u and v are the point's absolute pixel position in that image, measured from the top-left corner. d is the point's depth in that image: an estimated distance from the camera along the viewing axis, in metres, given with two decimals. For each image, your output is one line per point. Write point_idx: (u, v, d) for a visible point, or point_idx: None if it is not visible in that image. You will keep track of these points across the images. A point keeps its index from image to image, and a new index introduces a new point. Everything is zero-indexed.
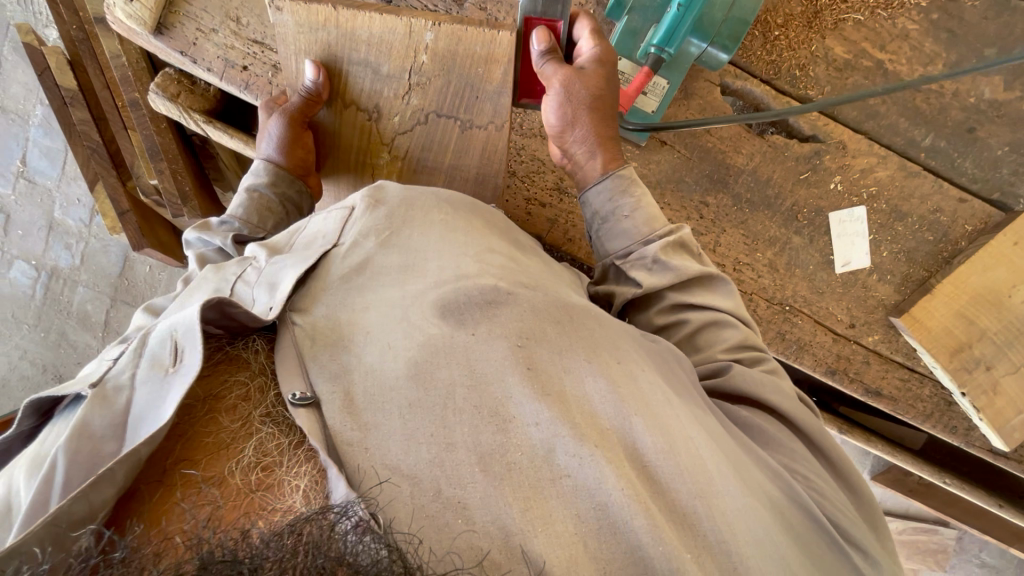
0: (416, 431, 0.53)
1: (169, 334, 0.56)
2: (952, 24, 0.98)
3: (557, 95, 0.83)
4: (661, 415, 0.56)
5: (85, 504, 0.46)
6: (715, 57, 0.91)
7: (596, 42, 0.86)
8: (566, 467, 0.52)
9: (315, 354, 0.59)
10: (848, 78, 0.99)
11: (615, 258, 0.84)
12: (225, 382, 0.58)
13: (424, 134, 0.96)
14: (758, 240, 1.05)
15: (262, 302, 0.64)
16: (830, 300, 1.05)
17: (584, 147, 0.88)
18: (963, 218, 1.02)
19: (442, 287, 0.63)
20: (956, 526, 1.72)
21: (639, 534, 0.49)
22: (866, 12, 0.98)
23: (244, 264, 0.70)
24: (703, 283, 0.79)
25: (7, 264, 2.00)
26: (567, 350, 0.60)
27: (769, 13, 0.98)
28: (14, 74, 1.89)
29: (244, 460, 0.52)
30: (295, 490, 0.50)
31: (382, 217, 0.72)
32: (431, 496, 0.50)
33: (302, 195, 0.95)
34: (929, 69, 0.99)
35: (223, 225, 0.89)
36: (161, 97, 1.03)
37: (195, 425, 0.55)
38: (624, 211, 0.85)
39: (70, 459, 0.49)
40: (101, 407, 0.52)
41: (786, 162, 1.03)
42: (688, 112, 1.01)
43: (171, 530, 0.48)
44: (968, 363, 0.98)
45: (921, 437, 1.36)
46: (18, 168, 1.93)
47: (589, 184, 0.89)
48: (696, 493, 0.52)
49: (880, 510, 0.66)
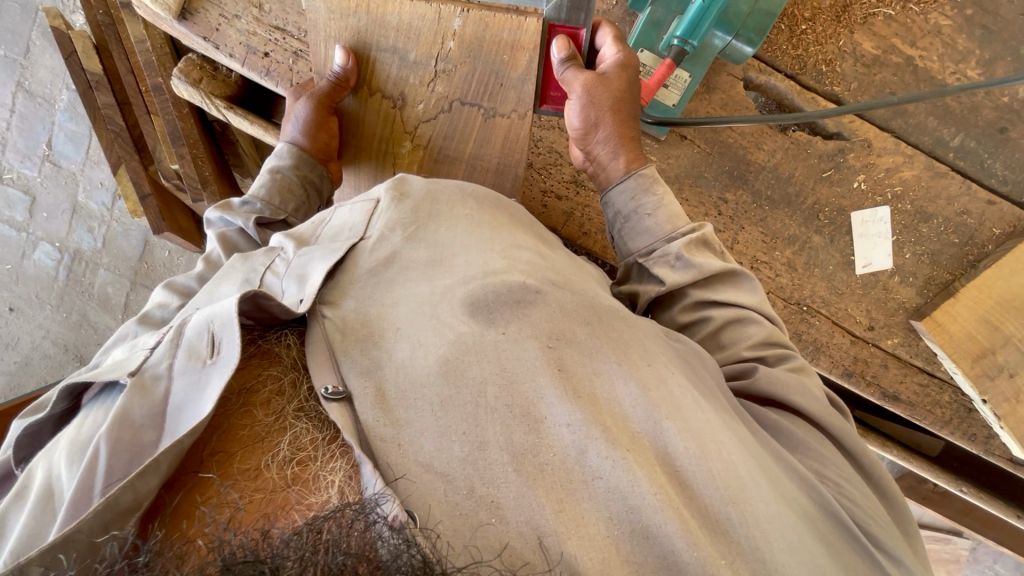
0: (448, 428, 0.54)
1: (207, 326, 0.57)
2: (987, 20, 0.95)
3: (579, 99, 0.84)
4: (693, 419, 0.56)
5: (131, 494, 0.46)
6: (740, 51, 0.90)
7: (619, 50, 0.86)
8: (597, 469, 0.52)
9: (346, 349, 0.60)
10: (877, 74, 0.97)
11: (638, 256, 0.83)
12: (258, 375, 0.59)
13: (444, 125, 0.95)
14: (777, 239, 1.03)
15: (292, 293, 0.64)
16: (849, 301, 1.03)
17: (608, 147, 0.87)
18: (991, 221, 0.99)
19: (471, 284, 0.64)
20: (970, 536, 1.69)
21: (672, 539, 0.49)
22: (898, 6, 0.95)
23: (272, 255, 0.71)
24: (726, 279, 0.78)
25: (32, 246, 2.05)
26: (596, 352, 0.59)
27: (796, 6, 0.95)
28: (41, 59, 1.92)
29: (280, 455, 0.53)
30: (330, 485, 0.51)
31: (408, 210, 0.72)
32: (465, 494, 0.50)
33: (324, 180, 0.96)
34: (961, 67, 0.96)
35: (245, 205, 0.90)
36: (184, 82, 1.05)
37: (231, 418, 0.55)
38: (647, 209, 0.85)
39: (112, 448, 0.50)
40: (141, 396, 0.53)
41: (808, 160, 1.01)
42: (709, 107, 1.00)
43: (194, 532, 0.48)
44: (990, 370, 0.95)
45: (939, 443, 1.32)
46: (44, 152, 1.97)
47: (610, 184, 0.89)
48: (728, 499, 0.51)
49: (911, 519, 0.65)
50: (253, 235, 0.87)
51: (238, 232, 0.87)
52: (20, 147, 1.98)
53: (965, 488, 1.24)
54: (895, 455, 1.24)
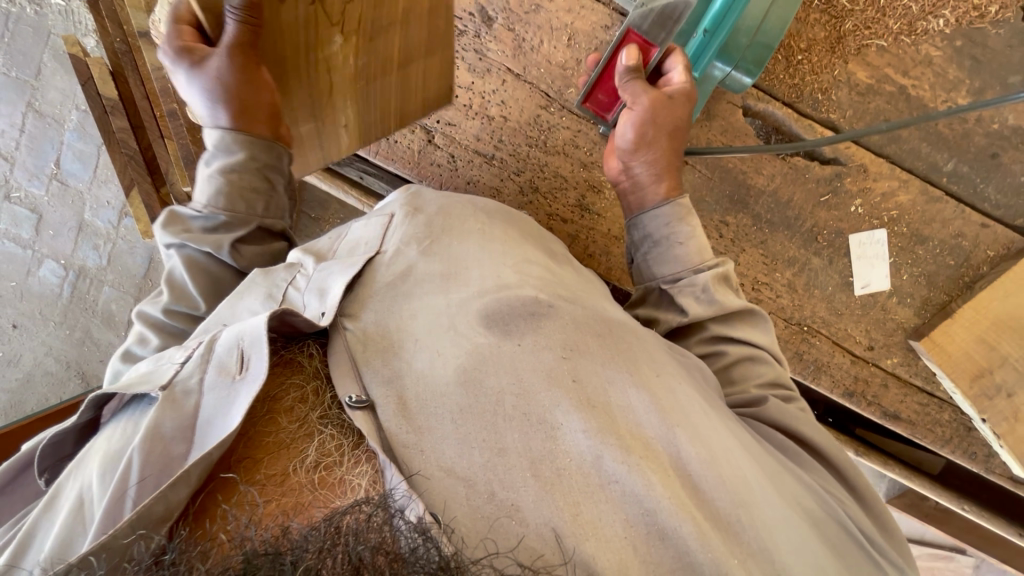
0: (469, 435, 0.55)
1: (236, 343, 0.58)
2: (976, 51, 0.98)
3: (635, 116, 0.85)
4: (701, 428, 0.57)
5: (164, 503, 0.47)
6: (739, 81, 0.92)
7: (686, 79, 0.85)
8: (614, 474, 0.53)
9: (367, 359, 0.61)
10: (870, 103, 1.00)
11: (662, 284, 0.85)
12: (282, 383, 0.60)
13: (444, 112, 1.07)
14: (777, 261, 1.05)
15: (313, 307, 0.66)
16: (849, 321, 1.05)
17: (649, 171, 0.88)
18: (986, 243, 1.02)
19: (486, 296, 0.65)
20: (973, 554, 1.69)
21: (687, 540, 0.50)
22: (890, 37, 0.98)
23: (292, 270, 0.73)
24: (744, 318, 0.80)
25: (38, 263, 2.06)
26: (608, 364, 0.60)
27: (793, 37, 0.99)
28: (52, 81, 1.96)
29: (307, 459, 0.53)
30: (357, 488, 0.52)
31: (422, 225, 0.74)
32: (486, 499, 0.52)
33: (284, 158, 0.87)
34: (952, 96, 0.99)
35: (200, 220, 0.82)
36: None
37: (256, 425, 0.56)
38: (678, 237, 0.85)
39: (143, 459, 0.51)
40: (172, 410, 0.55)
41: (807, 184, 1.03)
42: (709, 134, 1.03)
43: (215, 530, 0.49)
44: (988, 389, 0.98)
45: (939, 461, 1.33)
46: (52, 171, 2.00)
47: (643, 209, 0.89)
48: (738, 502, 0.53)
49: (904, 536, 0.67)
50: (230, 262, 0.81)
51: (209, 258, 0.80)
52: (29, 166, 2.01)
53: (967, 506, 1.25)
54: (897, 472, 1.27)
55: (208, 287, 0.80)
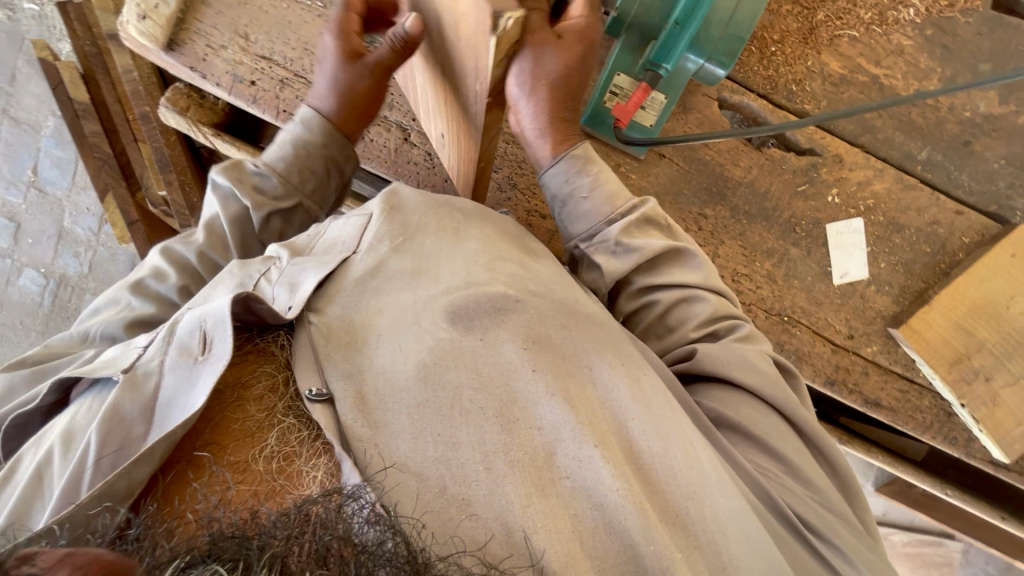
0: (424, 430, 0.55)
1: (198, 325, 0.57)
2: (947, 40, 1.00)
3: (526, 58, 0.72)
4: (661, 417, 0.57)
5: (127, 481, 0.49)
6: (713, 73, 0.92)
7: (583, 17, 0.78)
8: (567, 468, 0.54)
9: (329, 355, 0.61)
10: (845, 93, 1.00)
11: (579, 242, 0.81)
12: (253, 371, 0.60)
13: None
14: (756, 252, 1.05)
15: (281, 300, 0.64)
16: (828, 310, 1.06)
17: (536, 125, 0.81)
18: (961, 230, 1.03)
19: (453, 293, 0.64)
20: (961, 539, 1.72)
21: (631, 532, 0.51)
22: (861, 28, 1.00)
23: (268, 263, 0.70)
24: (668, 258, 0.78)
25: (16, 272, 2.03)
26: (571, 353, 0.61)
27: (766, 29, 1.00)
28: (27, 86, 1.92)
29: (267, 449, 0.54)
30: (313, 480, 0.53)
31: (398, 225, 0.72)
32: (436, 494, 0.52)
33: (351, 161, 0.89)
34: (925, 85, 1.00)
35: (258, 178, 0.84)
36: (171, 111, 1.06)
37: (224, 411, 0.57)
38: (584, 191, 0.81)
39: (102, 438, 0.51)
40: (132, 391, 0.54)
41: (783, 175, 1.04)
42: (687, 126, 1.02)
43: (182, 508, 0.51)
44: (966, 374, 1.00)
45: (922, 447, 1.37)
46: (29, 178, 1.97)
47: (542, 168, 0.84)
48: (689, 494, 0.53)
49: (872, 515, 0.68)
50: (256, 227, 0.83)
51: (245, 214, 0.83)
52: (5, 174, 1.97)
53: (950, 490, 1.27)
54: (880, 460, 1.27)
55: (240, 240, 0.83)
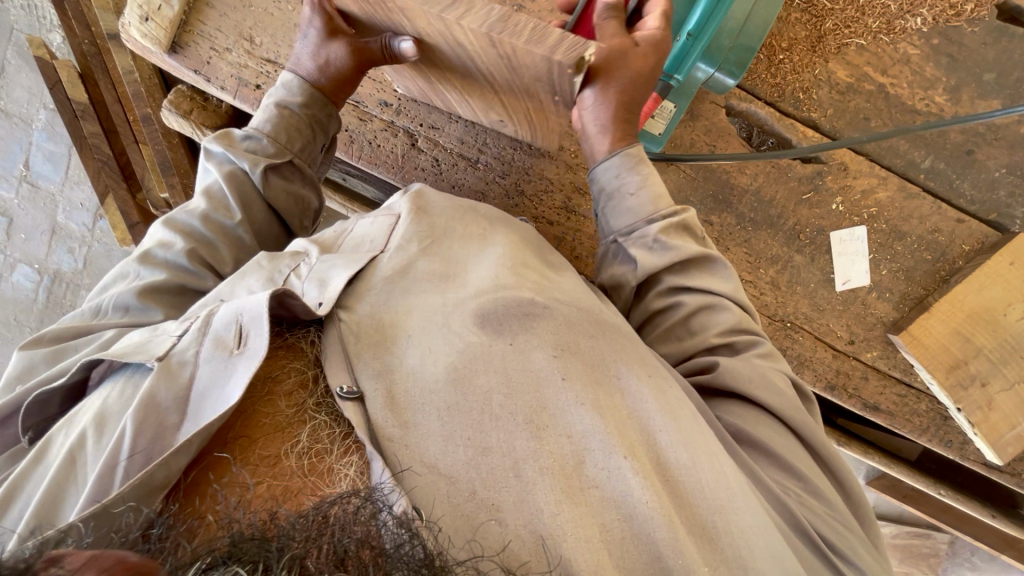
0: (454, 432, 0.56)
1: (235, 318, 0.58)
2: (953, 49, 1.00)
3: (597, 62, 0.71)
4: (688, 429, 0.58)
5: (166, 470, 0.49)
6: (722, 83, 0.92)
7: (661, 29, 0.76)
8: (596, 478, 0.54)
9: (359, 352, 0.61)
10: (851, 101, 1.01)
11: (618, 236, 0.82)
12: (284, 365, 0.61)
13: (427, 115, 1.04)
14: (760, 258, 1.06)
15: (312, 295, 0.65)
16: (830, 316, 1.07)
17: (597, 121, 0.79)
18: (961, 239, 1.04)
19: (481, 297, 0.65)
20: (948, 532, 1.76)
21: (661, 545, 0.51)
22: (869, 36, 1.00)
23: (297, 258, 0.72)
24: (698, 264, 0.79)
25: (9, 268, 2.01)
26: (602, 362, 0.62)
27: (774, 37, 0.99)
28: (17, 78, 1.87)
29: (299, 445, 0.54)
30: (344, 478, 0.53)
31: (426, 226, 0.73)
32: (467, 496, 0.52)
33: (332, 121, 0.89)
34: (930, 94, 1.01)
35: (247, 141, 0.85)
36: (174, 114, 1.05)
37: (255, 404, 0.57)
38: (630, 188, 0.81)
39: (138, 427, 0.51)
40: (167, 379, 0.54)
41: (788, 183, 1.05)
42: (694, 134, 1.04)
43: (204, 509, 0.50)
44: (963, 380, 1.02)
45: (916, 448, 1.41)
46: (21, 172, 1.94)
47: (595, 163, 0.84)
48: (716, 508, 0.54)
49: (877, 527, 0.70)
50: (257, 184, 0.83)
51: (245, 175, 0.83)
52: None
53: (943, 489, 1.30)
54: (876, 461, 1.30)
55: (241, 199, 0.82)
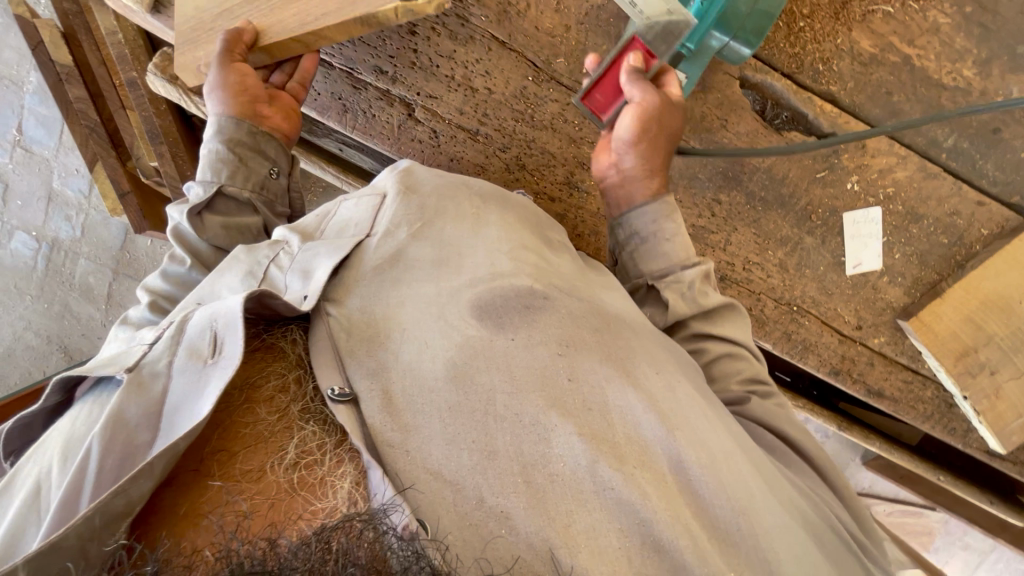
0: (458, 437, 0.53)
1: (209, 325, 0.56)
2: (986, 18, 0.93)
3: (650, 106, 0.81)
4: (699, 431, 0.56)
5: (125, 499, 0.45)
6: (737, 53, 0.87)
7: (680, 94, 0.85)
8: (609, 480, 0.51)
9: (351, 349, 0.59)
10: (873, 74, 0.96)
11: (649, 279, 0.83)
12: (263, 370, 0.58)
13: (423, 84, 0.98)
14: (768, 239, 1.03)
15: (296, 289, 0.63)
16: (838, 301, 1.04)
17: (641, 163, 0.85)
18: (980, 222, 1.00)
19: (477, 288, 0.63)
20: (943, 512, 1.76)
21: (684, 554, 0.49)
22: (896, 3, 0.93)
23: (276, 247, 0.70)
24: (724, 313, 0.79)
25: (7, 235, 1.99)
26: (603, 355, 0.59)
27: (796, 2, 0.93)
28: (6, 38, 1.83)
29: (285, 458, 0.51)
30: (338, 492, 0.50)
31: (415, 207, 0.70)
32: (474, 505, 0.50)
33: (270, 142, 0.90)
34: (958, 67, 0.95)
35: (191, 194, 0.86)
36: (158, 78, 1.01)
37: (233, 415, 0.54)
38: (667, 236, 0.83)
39: (104, 447, 0.48)
40: (139, 393, 0.53)
41: (803, 160, 1.00)
42: (705, 107, 0.99)
43: (200, 543, 0.47)
44: (972, 368, 0.99)
45: (918, 433, 1.40)
46: (15, 136, 1.89)
47: (631, 206, 0.86)
48: (738, 511, 0.52)
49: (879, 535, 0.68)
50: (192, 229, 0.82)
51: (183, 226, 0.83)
52: None
53: (942, 475, 1.29)
54: (876, 445, 1.29)
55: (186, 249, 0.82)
